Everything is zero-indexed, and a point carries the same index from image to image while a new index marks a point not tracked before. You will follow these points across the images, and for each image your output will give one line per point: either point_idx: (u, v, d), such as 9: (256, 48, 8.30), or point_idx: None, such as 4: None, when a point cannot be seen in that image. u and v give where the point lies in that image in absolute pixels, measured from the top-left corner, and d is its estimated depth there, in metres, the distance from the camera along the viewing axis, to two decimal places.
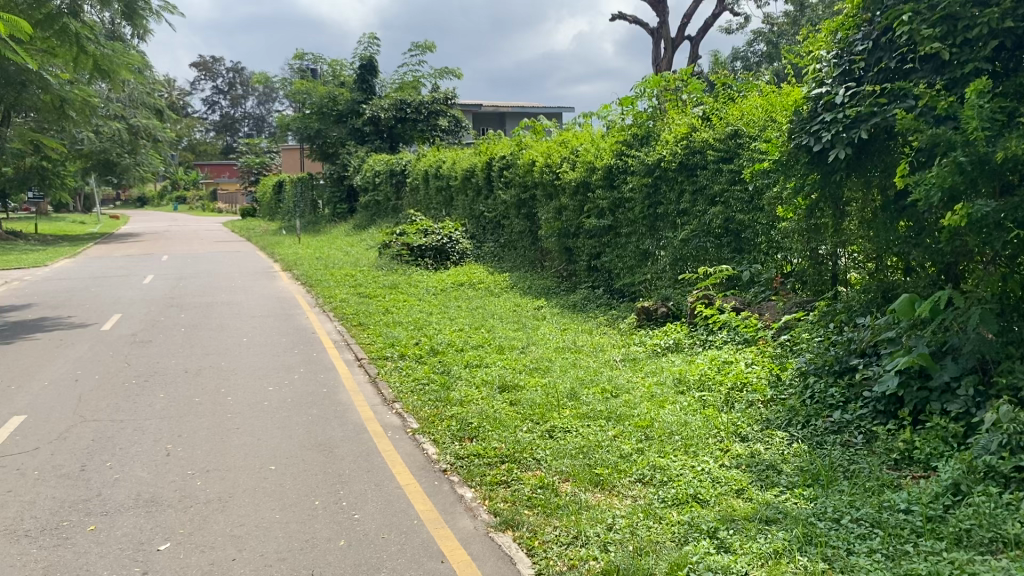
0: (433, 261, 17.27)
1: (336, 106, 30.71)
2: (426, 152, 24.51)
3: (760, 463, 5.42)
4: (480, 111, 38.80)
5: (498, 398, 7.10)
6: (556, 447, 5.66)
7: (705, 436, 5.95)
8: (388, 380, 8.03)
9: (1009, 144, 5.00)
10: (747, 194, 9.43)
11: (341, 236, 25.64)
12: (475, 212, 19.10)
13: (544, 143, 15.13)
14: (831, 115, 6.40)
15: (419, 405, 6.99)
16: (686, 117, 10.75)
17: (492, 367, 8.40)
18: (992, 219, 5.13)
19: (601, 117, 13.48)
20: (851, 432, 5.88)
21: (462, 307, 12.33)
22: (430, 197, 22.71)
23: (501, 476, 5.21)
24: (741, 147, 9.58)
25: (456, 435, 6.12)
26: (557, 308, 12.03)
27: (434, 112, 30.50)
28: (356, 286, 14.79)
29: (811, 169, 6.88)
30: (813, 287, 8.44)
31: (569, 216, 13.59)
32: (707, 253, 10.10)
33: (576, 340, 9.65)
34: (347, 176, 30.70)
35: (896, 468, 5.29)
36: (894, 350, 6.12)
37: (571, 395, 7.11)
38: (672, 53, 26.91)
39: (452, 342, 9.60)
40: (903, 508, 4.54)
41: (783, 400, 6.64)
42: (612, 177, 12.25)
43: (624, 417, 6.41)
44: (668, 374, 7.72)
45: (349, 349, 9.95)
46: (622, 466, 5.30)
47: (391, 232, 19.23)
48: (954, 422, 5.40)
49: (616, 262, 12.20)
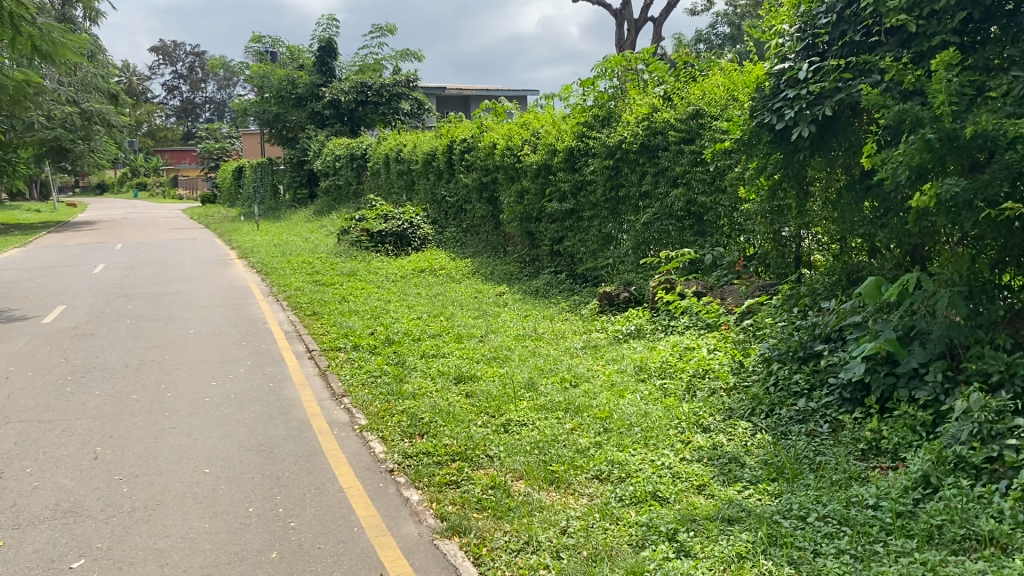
0: (394, 247, 16.86)
1: (296, 89, 29.91)
2: (387, 136, 24.03)
3: (722, 457, 5.17)
4: (444, 94, 38.28)
5: (453, 391, 6.79)
6: (510, 443, 5.36)
7: (666, 427, 5.69)
8: (339, 372, 7.69)
9: (979, 120, 4.77)
10: (710, 175, 9.17)
11: (302, 222, 25.08)
12: (436, 196, 18.72)
13: (505, 125, 14.80)
14: (794, 92, 6.15)
15: (370, 399, 6.65)
16: (647, 97, 10.47)
17: (448, 357, 8.07)
18: (962, 200, 4.90)
19: (562, 99, 13.18)
20: (816, 421, 5.68)
21: (421, 294, 11.97)
22: (392, 182, 22.26)
23: (450, 476, 4.90)
24: (703, 127, 9.30)
25: (406, 431, 5.80)
26: (519, 294, 11.73)
27: (396, 96, 30.02)
28: (313, 273, 14.36)
29: (774, 148, 6.62)
30: (776, 270, 8.27)
31: (531, 199, 13.28)
32: (669, 236, 9.89)
33: (536, 327, 9.36)
34: (307, 161, 30.08)
35: (863, 458, 5.10)
36: (860, 335, 5.92)
37: (529, 386, 6.82)
38: (635, 34, 26.66)
39: (408, 331, 9.27)
40: (872, 504, 4.31)
41: (746, 387, 6.42)
42: (574, 159, 11.96)
43: (583, 408, 6.13)
44: (629, 362, 7.46)
45: (300, 340, 9.56)
46: (578, 462, 5.02)
47: (351, 217, 18.77)
48: (922, 410, 5.21)
49: (578, 247, 11.92)
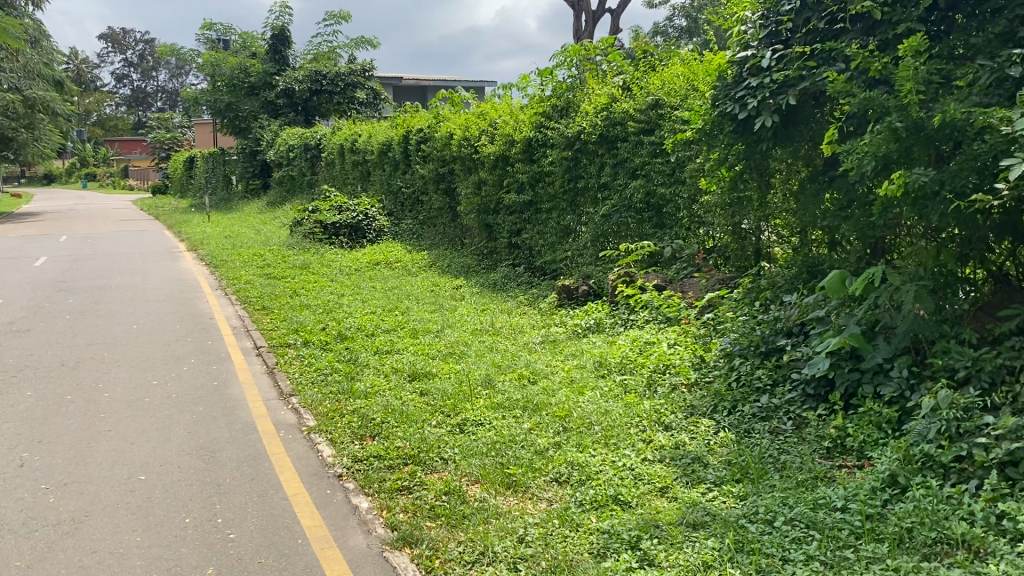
0: (348, 239, 16.46)
1: (248, 78, 29.25)
2: (342, 126, 23.58)
3: (685, 457, 4.98)
4: (400, 84, 37.78)
5: (406, 389, 6.53)
6: (466, 445, 5.12)
7: (626, 426, 5.50)
8: (287, 371, 7.37)
9: (947, 109, 4.65)
10: (669, 166, 9.00)
11: (254, 213, 24.48)
12: (392, 187, 18.37)
13: (462, 115, 14.52)
14: (757, 80, 5.98)
15: (318, 399, 6.36)
16: (607, 86, 10.30)
17: (402, 354, 7.79)
18: (930, 192, 4.77)
19: (520, 88, 12.94)
20: (780, 418, 5.54)
21: (376, 288, 11.65)
22: (346, 172, 21.81)
23: (401, 481, 4.65)
24: (663, 118, 9.12)
25: (356, 433, 5.52)
26: (476, 288, 11.49)
27: (351, 85, 29.50)
28: (263, 266, 13.93)
29: (736, 139, 6.46)
30: (737, 263, 8.16)
31: (488, 190, 13.03)
32: (628, 228, 9.73)
33: (494, 322, 9.13)
34: (260, 151, 29.41)
35: (828, 456, 4.98)
36: (823, 330, 5.80)
37: (485, 383, 6.58)
38: (594, 24, 26.50)
39: (362, 326, 8.98)
40: (840, 506, 4.16)
41: (708, 384, 6.26)
42: (532, 150, 11.74)
43: (541, 406, 5.92)
44: (588, 357, 7.26)
45: (248, 337, 9.20)
46: (537, 465, 4.80)
47: (303, 209, 18.32)
48: (888, 406, 5.10)
49: (536, 239, 11.72)
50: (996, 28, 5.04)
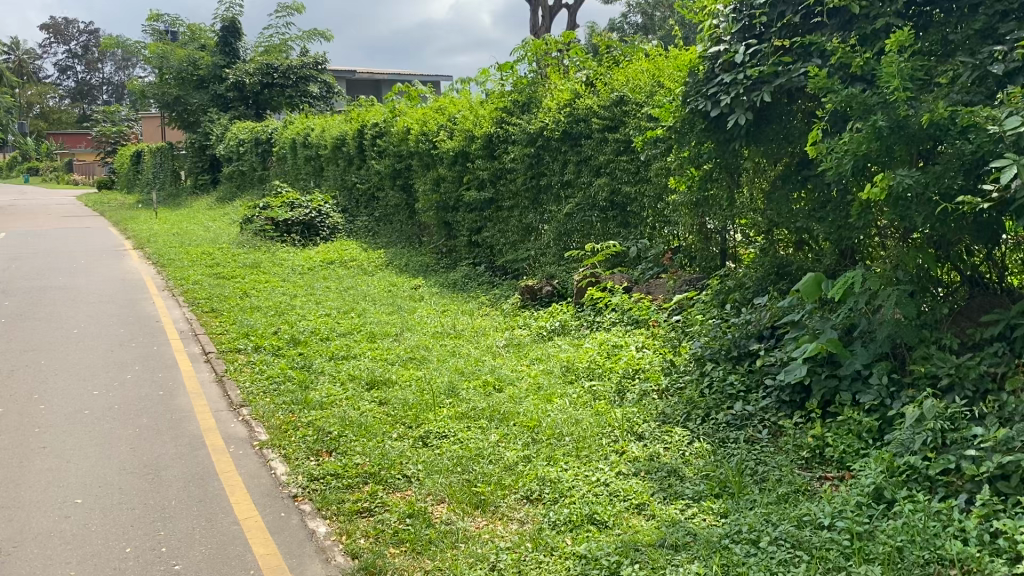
0: (301, 237, 15.98)
1: (197, 71, 28.48)
2: (295, 120, 23.03)
3: (660, 469, 4.74)
4: (354, 77, 37.13)
5: (364, 399, 6.21)
6: (430, 460, 4.84)
7: (598, 436, 5.25)
8: (237, 379, 6.99)
9: (932, 107, 4.48)
10: (634, 164, 8.78)
11: (203, 210, 23.76)
12: (347, 183, 17.93)
13: (419, 110, 14.18)
14: (731, 76, 5.79)
15: (271, 410, 6.01)
16: (570, 82, 10.07)
17: (359, 360, 7.46)
18: (914, 194, 4.60)
19: (480, 83, 12.66)
20: (755, 426, 5.33)
21: (331, 288, 11.27)
22: (299, 168, 21.28)
23: (361, 503, 4.35)
24: (627, 114, 8.90)
25: (311, 448, 5.19)
26: (436, 288, 11.17)
27: (304, 78, 28.86)
28: (213, 266, 13.43)
29: (707, 137, 6.26)
30: (703, 264, 8.00)
31: (447, 187, 12.72)
32: (592, 227, 9.50)
33: (455, 324, 8.82)
34: (209, 146, 28.63)
35: (807, 468, 4.79)
36: (798, 334, 5.62)
37: (449, 391, 6.29)
38: (551, 20, 26.28)
39: (316, 330, 8.61)
40: (826, 524, 3.95)
41: (680, 389, 6.04)
42: (492, 146, 11.47)
43: (508, 416, 5.65)
44: (555, 362, 7.00)
45: (196, 341, 8.77)
46: (506, 482, 4.54)
47: (255, 205, 17.78)
48: (867, 415, 4.93)
49: (497, 238, 11.45)
50: (976, 24, 4.90)
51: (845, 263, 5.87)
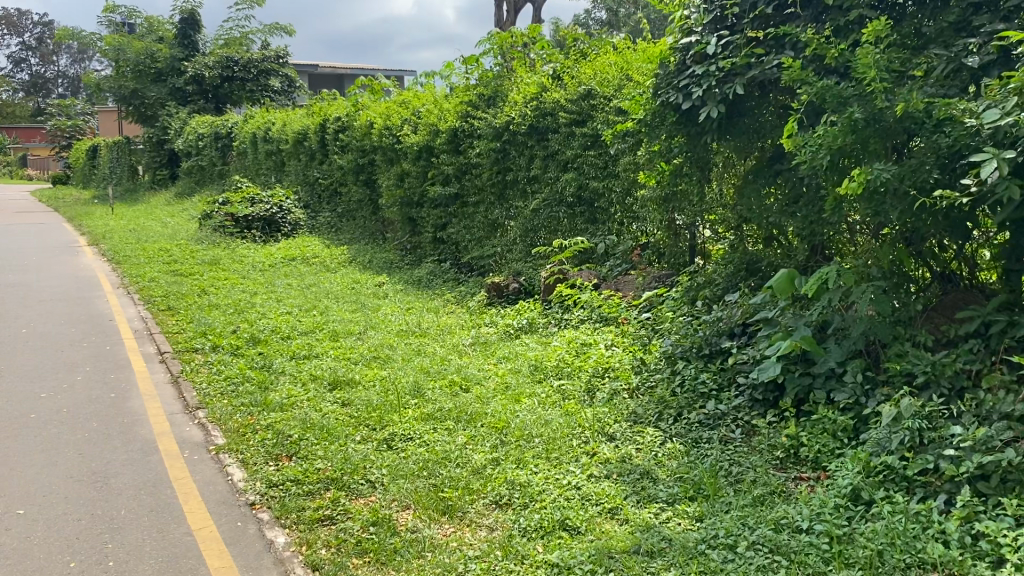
0: (262, 233, 15.63)
1: (155, 64, 27.86)
2: (255, 114, 22.60)
3: (633, 471, 4.59)
4: (316, 72, 36.63)
5: (326, 401, 6.00)
6: (394, 464, 4.65)
7: (568, 438, 5.09)
8: (194, 380, 6.73)
9: (909, 100, 4.39)
10: (602, 159, 8.66)
11: (161, 205, 23.21)
12: (308, 178, 17.61)
13: (383, 104, 13.95)
14: (702, 68, 5.68)
15: (228, 412, 5.77)
16: (536, 75, 9.93)
17: (321, 359, 7.23)
18: (890, 188, 4.51)
19: (444, 76, 12.46)
20: (728, 426, 5.22)
21: (292, 286, 10.99)
22: (259, 163, 20.89)
23: (323, 510, 4.15)
24: (595, 108, 8.77)
25: (270, 453, 4.97)
26: (400, 285, 10.95)
27: (264, 72, 28.37)
28: (170, 262, 13.05)
29: (677, 130, 6.14)
30: (672, 260, 7.90)
31: (412, 182, 12.50)
32: (559, 223, 9.37)
33: (420, 322, 8.62)
34: (167, 140, 28.00)
35: (781, 468, 4.69)
36: (771, 331, 5.52)
37: (414, 391, 6.10)
38: (515, 15, 26.09)
39: (276, 329, 8.36)
40: (804, 527, 3.84)
41: (651, 388, 5.91)
42: (457, 140, 11.28)
43: (475, 417, 5.48)
44: (523, 361, 6.83)
45: (151, 341, 8.47)
46: (474, 486, 4.37)
47: (214, 201, 17.37)
48: (842, 414, 4.84)
49: (463, 234, 11.26)
50: (950, 17, 4.82)
51: (817, 259, 5.79)
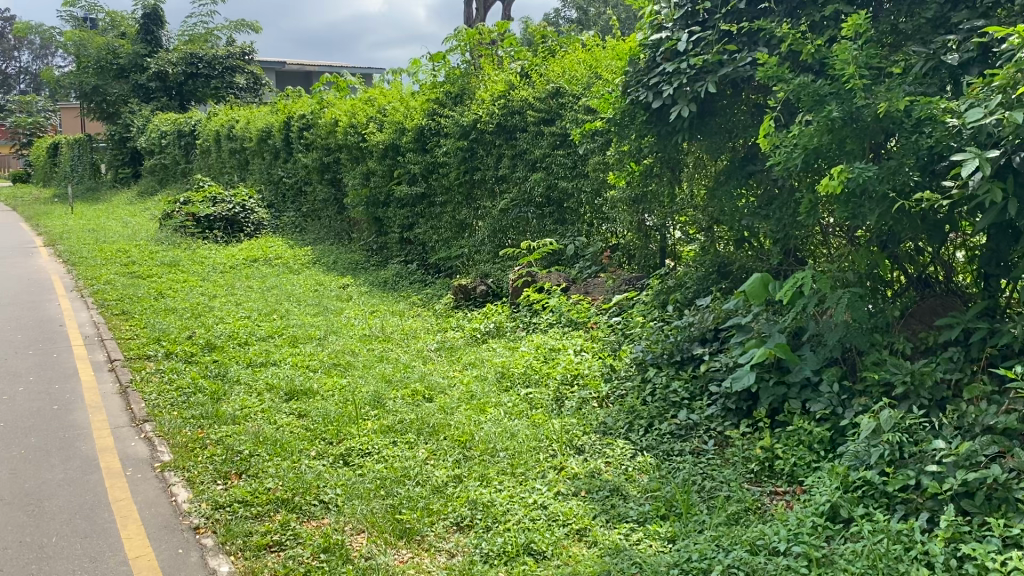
0: (224, 234, 15.20)
1: (117, 59, 27.24)
2: (219, 111, 22.11)
3: (602, 488, 4.37)
4: (283, 69, 36.05)
5: (281, 413, 5.72)
6: (350, 483, 4.40)
7: (535, 451, 4.85)
8: (143, 390, 6.40)
9: (887, 99, 4.21)
10: (572, 158, 8.43)
11: (122, 204, 22.62)
12: (273, 177, 17.22)
13: (348, 101, 13.62)
14: (673, 65, 5.46)
15: (176, 426, 5.45)
16: (504, 72, 9.69)
17: (279, 367, 6.93)
18: (869, 190, 4.32)
19: (411, 73, 12.18)
20: (700, 437, 5.02)
21: (253, 288, 10.64)
22: (223, 161, 20.43)
23: (271, 535, 3.89)
24: (564, 106, 8.54)
25: (219, 470, 4.68)
26: (365, 287, 10.64)
27: (229, 68, 27.78)
28: (128, 264, 12.62)
29: (648, 130, 5.93)
30: (643, 262, 7.70)
31: (378, 181, 12.20)
32: (528, 224, 9.14)
33: (384, 326, 8.33)
34: (130, 138, 27.33)
35: (756, 482, 4.50)
36: (744, 338, 5.32)
37: (374, 401, 5.83)
38: (485, 12, 25.77)
39: (234, 334, 8.03)
40: (782, 549, 3.64)
41: (621, 397, 5.68)
42: (424, 139, 11.01)
43: (438, 429, 5.23)
44: (489, 368, 6.58)
45: (101, 347, 8.09)
46: (434, 507, 4.13)
47: (175, 200, 16.89)
48: (818, 424, 4.66)
49: (430, 235, 10.99)
50: (928, 13, 4.65)
51: (791, 262, 5.61)
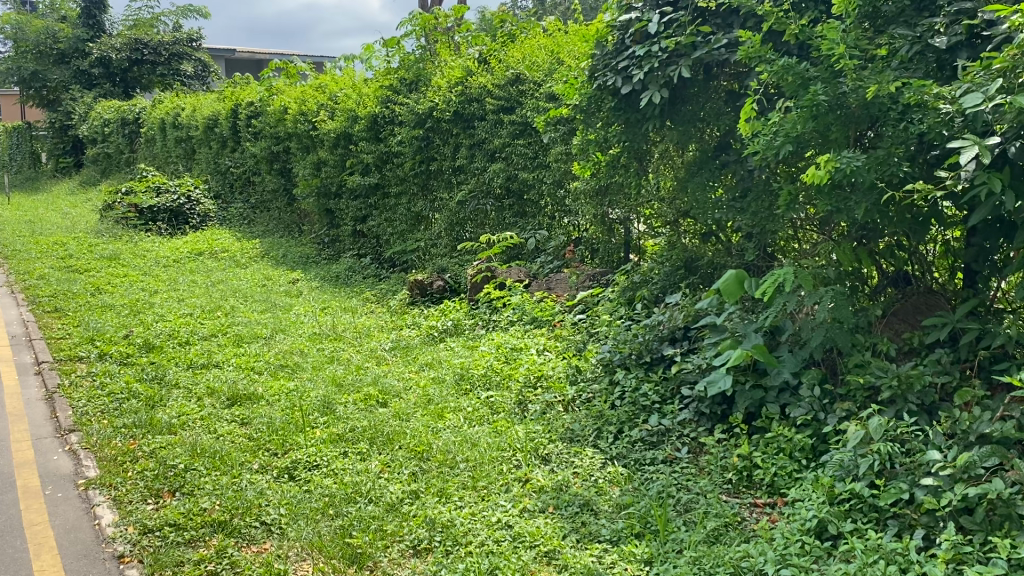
0: (168, 226, 14.53)
1: (57, 44, 26.14)
2: (164, 99, 21.30)
3: (571, 503, 4.03)
4: (233, 57, 35.06)
5: (223, 421, 5.28)
6: (295, 501, 4.01)
7: (497, 462, 4.50)
8: (71, 395, 5.88)
9: (878, 83, 3.92)
10: (532, 148, 8.08)
11: (63, 194, 21.63)
12: (220, 167, 16.59)
13: (298, 88, 13.10)
14: (644, 48, 5.15)
15: (105, 436, 4.97)
16: (461, 58, 9.31)
17: (221, 369, 6.46)
18: (857, 182, 4.03)
19: (364, 59, 11.71)
20: (673, 444, 4.71)
21: (197, 283, 10.08)
22: (169, 150, 19.67)
23: (205, 565, 3.49)
24: (524, 94, 8.19)
25: (150, 488, 4.24)
26: (316, 282, 10.17)
27: (176, 55, 26.74)
28: (64, 257, 11.94)
29: (616, 117, 5.61)
30: (607, 257, 7.40)
31: (329, 171, 11.71)
32: (487, 217, 8.80)
33: (335, 324, 7.89)
34: (71, 126, 26.26)
35: (734, 494, 4.21)
36: (718, 338, 5.02)
37: (323, 407, 5.43)
38: None
39: (174, 333, 7.53)
40: (770, 571, 3.34)
41: (588, 400, 5.35)
42: (377, 127, 10.57)
43: (392, 438, 4.85)
44: (447, 369, 6.21)
45: (29, 348, 7.51)
46: (388, 528, 3.76)
47: (117, 190, 16.15)
48: (799, 431, 4.37)
49: (384, 227, 10.57)
50: None
51: (766, 258, 5.33)
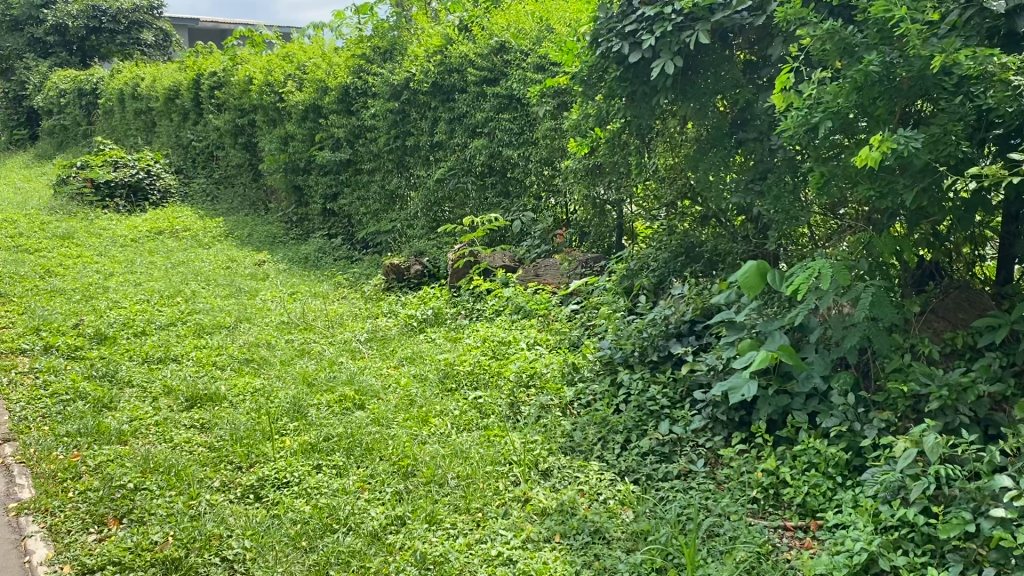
0: (127, 202, 13.73)
1: (9, 10, 24.81)
2: (123, 69, 20.31)
3: (580, 531, 3.53)
4: (197, 26, 33.85)
5: (180, 427, 4.69)
6: (263, 531, 3.47)
7: (492, 479, 3.99)
8: (9, 395, 5.22)
9: (939, 51, 3.43)
10: (518, 123, 7.53)
11: (15, 168, 20.55)
12: (181, 140, 15.78)
13: (263, 57, 12.36)
14: (656, 10, 4.61)
15: (45, 447, 4.35)
16: (439, 25, 8.68)
17: (179, 364, 5.85)
18: (910, 164, 3.54)
19: (335, 26, 11.01)
20: (687, 455, 4.21)
21: (154, 265, 9.37)
22: (128, 123, 18.75)
23: None
24: (509, 64, 7.63)
25: (91, 514, 3.67)
26: (283, 264, 9.53)
27: (135, 23, 25.60)
28: (10, 234, 11.11)
29: (620, 88, 5.07)
30: (599, 242, 6.90)
31: (297, 146, 11.01)
32: (467, 196, 8.23)
33: (305, 312, 7.28)
34: (25, 96, 25.02)
35: (760, 516, 3.72)
36: (735, 337, 4.50)
37: (293, 409, 4.87)
38: None
39: (128, 322, 6.87)
40: None
41: (588, 404, 4.83)
42: (349, 99, 9.92)
43: (370, 448, 4.32)
44: (428, 365, 5.67)
45: None
46: (370, 565, 3.24)
47: (71, 164, 15.26)
48: (831, 444, 3.90)
49: (356, 207, 9.97)
50: None
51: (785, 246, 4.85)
